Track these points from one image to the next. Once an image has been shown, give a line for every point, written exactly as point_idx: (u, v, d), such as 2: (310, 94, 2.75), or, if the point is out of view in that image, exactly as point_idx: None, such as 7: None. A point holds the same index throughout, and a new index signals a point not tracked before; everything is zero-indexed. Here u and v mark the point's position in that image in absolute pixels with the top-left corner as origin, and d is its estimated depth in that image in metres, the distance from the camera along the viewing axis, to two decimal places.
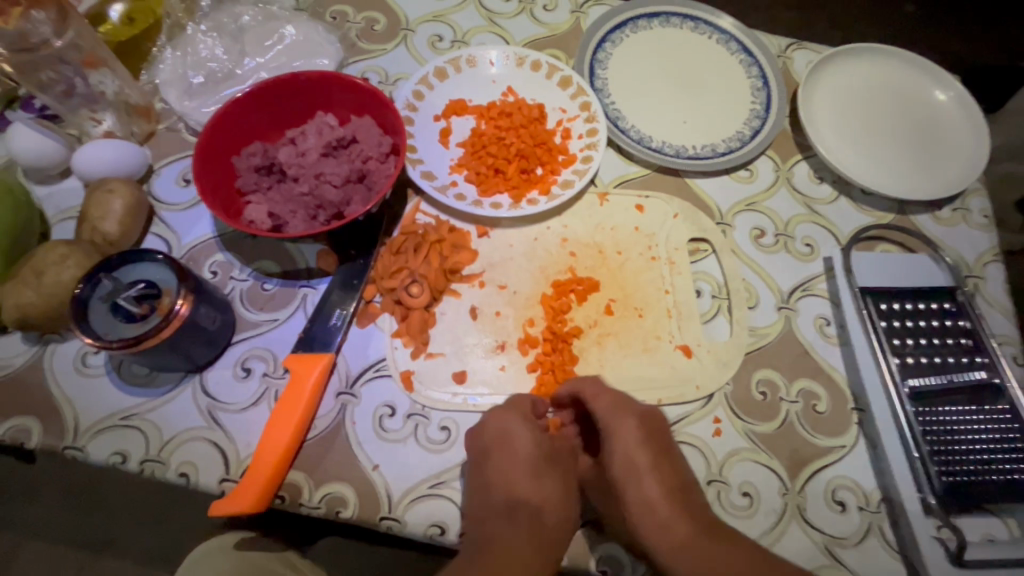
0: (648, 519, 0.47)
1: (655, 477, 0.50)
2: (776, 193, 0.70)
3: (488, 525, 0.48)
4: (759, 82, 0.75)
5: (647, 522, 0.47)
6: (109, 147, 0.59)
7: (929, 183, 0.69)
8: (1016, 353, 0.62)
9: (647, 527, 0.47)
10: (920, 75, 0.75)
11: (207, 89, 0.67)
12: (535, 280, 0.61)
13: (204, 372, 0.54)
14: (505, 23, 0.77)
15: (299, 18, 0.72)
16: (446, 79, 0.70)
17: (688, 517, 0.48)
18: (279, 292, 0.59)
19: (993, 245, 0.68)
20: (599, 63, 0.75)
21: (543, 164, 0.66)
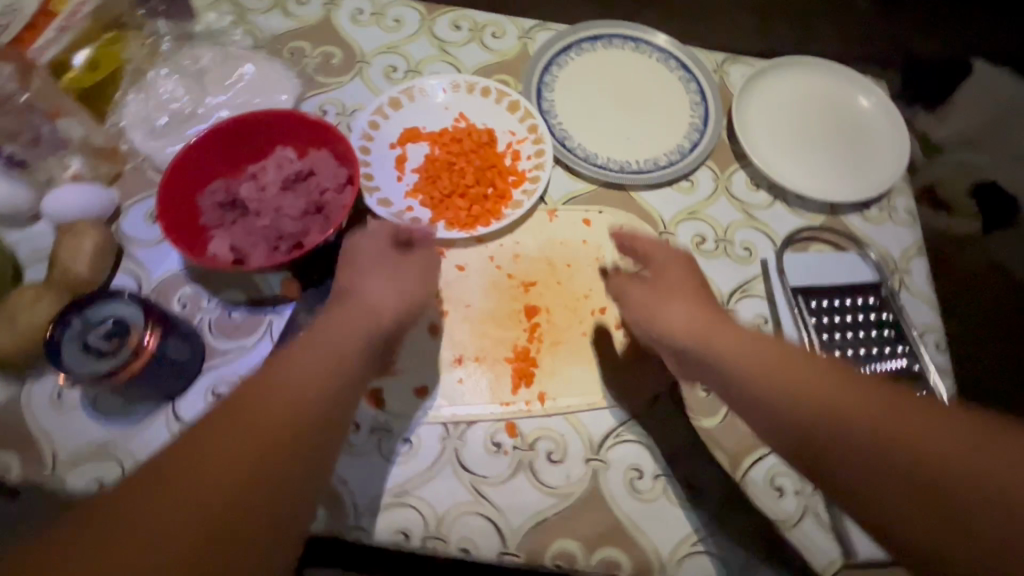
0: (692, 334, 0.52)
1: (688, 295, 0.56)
2: (716, 201, 0.75)
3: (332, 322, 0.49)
4: (696, 97, 0.80)
5: (685, 327, 0.52)
6: (78, 192, 0.63)
7: (855, 187, 0.74)
8: (939, 340, 0.66)
9: (682, 320, 0.53)
10: (848, 85, 0.80)
11: (171, 129, 0.70)
12: (490, 295, 0.65)
13: (176, 400, 0.57)
14: (456, 52, 0.81)
15: (258, 57, 0.76)
16: (400, 108, 0.74)
17: (739, 332, 0.50)
18: (246, 320, 0.62)
19: (916, 241, 0.73)
20: (546, 87, 0.79)
21: (494, 185, 0.69)
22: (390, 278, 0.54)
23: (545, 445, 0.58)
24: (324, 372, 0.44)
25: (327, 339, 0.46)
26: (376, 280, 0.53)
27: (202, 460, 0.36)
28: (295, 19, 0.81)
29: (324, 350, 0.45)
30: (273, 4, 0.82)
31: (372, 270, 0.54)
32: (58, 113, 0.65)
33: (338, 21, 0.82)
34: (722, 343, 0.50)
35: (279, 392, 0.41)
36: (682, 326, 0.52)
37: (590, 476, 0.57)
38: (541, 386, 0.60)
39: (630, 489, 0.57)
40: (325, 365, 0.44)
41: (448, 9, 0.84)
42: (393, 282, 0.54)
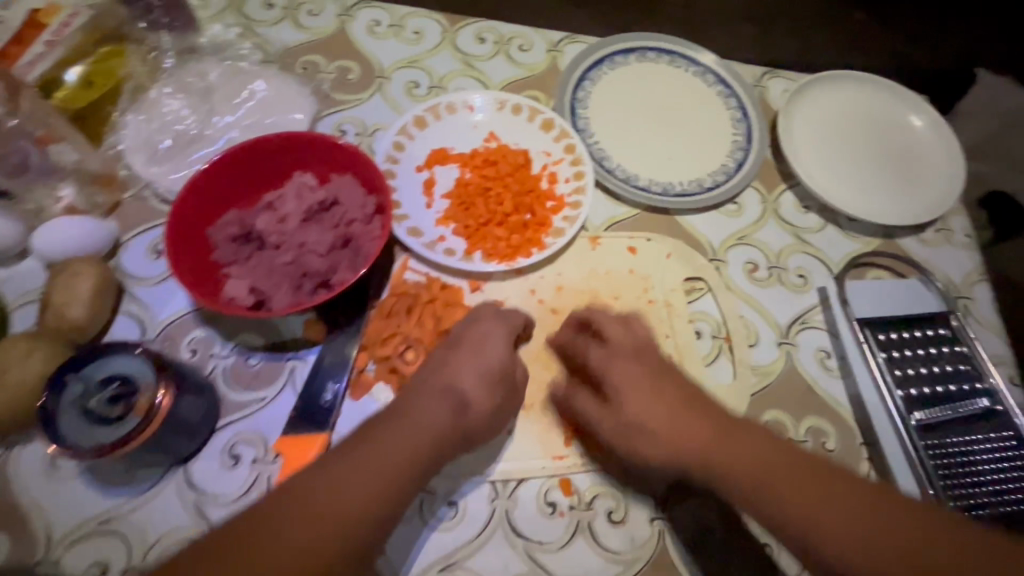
0: (652, 417, 0.46)
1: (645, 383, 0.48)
2: (764, 224, 0.70)
3: (420, 399, 0.46)
4: (738, 113, 0.75)
5: (644, 430, 0.46)
6: (74, 226, 0.56)
7: (912, 208, 0.69)
8: (1012, 374, 0.63)
9: (669, 432, 0.45)
10: (895, 101, 0.76)
11: (175, 153, 0.64)
12: (534, 333, 0.59)
13: (188, 464, 0.51)
14: (481, 66, 0.76)
15: (269, 73, 0.70)
16: (426, 127, 0.68)
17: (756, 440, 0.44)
18: (265, 367, 0.55)
19: (977, 265, 0.69)
20: (580, 102, 0.74)
21: (532, 211, 0.64)
22: (478, 366, 0.49)
23: (604, 503, 0.53)
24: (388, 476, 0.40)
25: (393, 438, 0.42)
26: (478, 369, 0.48)
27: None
28: (307, 31, 0.75)
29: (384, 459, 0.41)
30: (283, 15, 0.76)
31: (459, 362, 0.49)
32: (48, 138, 0.57)
33: (353, 33, 0.76)
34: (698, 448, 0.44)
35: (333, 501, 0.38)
36: (659, 432, 0.45)
37: (656, 538, 0.52)
38: (596, 437, 0.55)
39: (700, 551, 0.51)
40: (394, 466, 0.41)
41: (471, 20, 0.79)
42: (493, 386, 0.49)
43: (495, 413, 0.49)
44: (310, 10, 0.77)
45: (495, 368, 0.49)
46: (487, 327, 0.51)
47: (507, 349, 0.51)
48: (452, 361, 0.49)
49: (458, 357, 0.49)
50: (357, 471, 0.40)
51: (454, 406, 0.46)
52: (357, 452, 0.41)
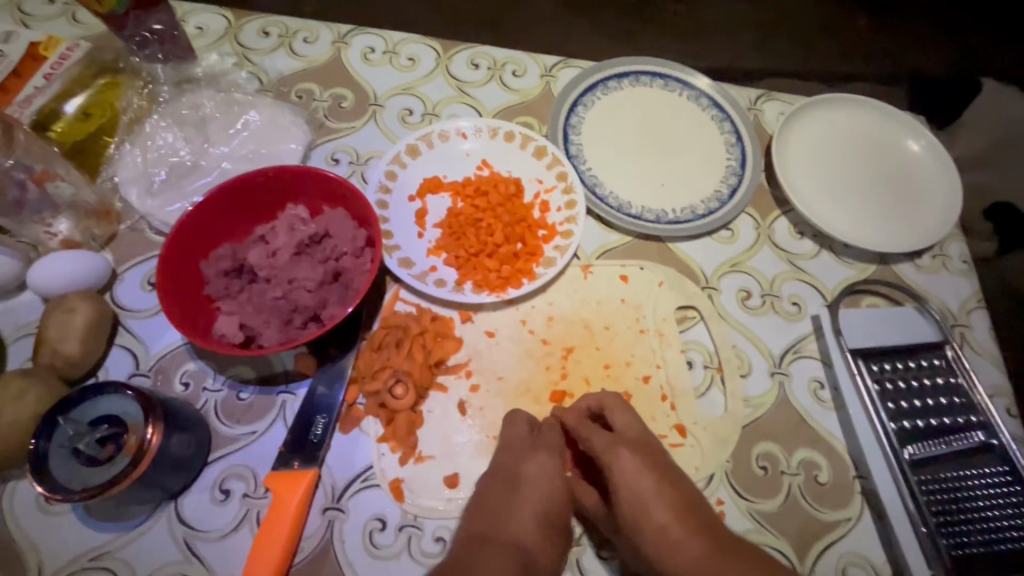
0: (640, 512, 0.50)
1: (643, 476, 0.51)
2: (758, 251, 0.69)
3: (485, 557, 0.48)
4: (732, 138, 0.75)
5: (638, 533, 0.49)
6: (68, 260, 0.57)
7: (908, 234, 0.69)
8: (1009, 404, 0.62)
9: (654, 523, 0.49)
10: (892, 125, 0.76)
11: (170, 185, 0.64)
12: (524, 364, 0.59)
13: (179, 498, 0.51)
14: (475, 92, 0.76)
15: (263, 102, 0.71)
16: (418, 156, 0.69)
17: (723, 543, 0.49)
18: (256, 401, 0.56)
19: (974, 291, 0.68)
20: (573, 128, 0.74)
21: (523, 241, 0.64)
22: (535, 513, 0.51)
23: (592, 537, 0.53)
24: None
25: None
26: (530, 514, 0.51)
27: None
28: (302, 59, 0.76)
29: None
30: (278, 44, 0.77)
31: (518, 508, 0.51)
32: (43, 177, 0.58)
33: (348, 61, 0.77)
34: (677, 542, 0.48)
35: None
36: (652, 531, 0.49)
37: None
38: None
39: None
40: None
41: (465, 46, 0.80)
42: (550, 525, 0.51)
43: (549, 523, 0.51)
44: (305, 38, 0.78)
45: (551, 507, 0.52)
46: (520, 456, 0.53)
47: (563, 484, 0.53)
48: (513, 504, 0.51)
49: (506, 498, 0.51)
50: None
51: (518, 557, 0.48)
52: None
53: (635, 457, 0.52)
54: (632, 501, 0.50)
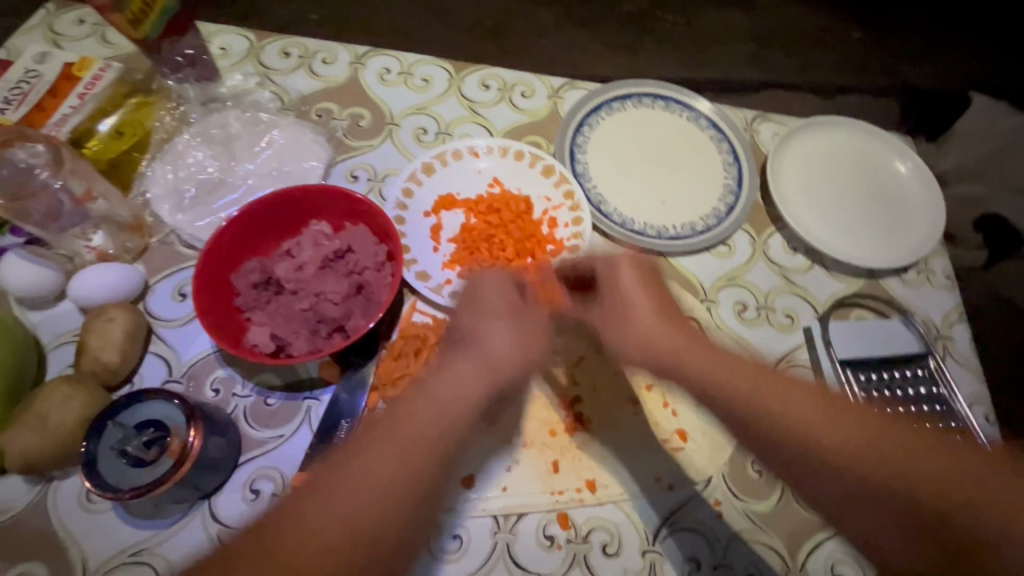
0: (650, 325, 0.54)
1: (647, 299, 0.56)
2: (754, 265, 0.74)
3: (450, 363, 0.53)
4: (729, 157, 0.79)
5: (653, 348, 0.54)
6: (105, 273, 0.60)
7: (894, 250, 0.73)
8: (988, 413, 0.66)
9: (670, 347, 0.53)
10: (880, 146, 0.80)
11: (199, 201, 0.68)
12: (534, 372, 0.63)
13: (212, 497, 0.54)
14: (486, 112, 0.80)
15: (285, 121, 0.75)
16: (433, 173, 0.73)
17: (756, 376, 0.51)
18: (283, 406, 0.59)
19: (956, 305, 0.73)
20: (579, 148, 0.78)
21: (533, 255, 0.68)
22: (514, 323, 0.56)
23: (599, 535, 0.56)
24: (400, 482, 0.45)
25: (445, 391, 0.50)
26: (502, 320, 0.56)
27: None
28: (322, 79, 0.80)
29: (421, 427, 0.48)
30: (298, 64, 0.81)
31: (494, 321, 0.55)
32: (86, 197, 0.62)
33: (365, 81, 0.81)
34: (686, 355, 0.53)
35: (364, 494, 0.44)
36: (660, 344, 0.53)
37: (647, 568, 0.55)
38: (591, 473, 0.58)
39: None
40: (407, 457, 0.46)
41: (476, 67, 0.83)
42: (519, 325, 0.56)
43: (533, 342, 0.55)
44: (324, 59, 0.81)
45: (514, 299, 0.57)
46: (476, 281, 0.59)
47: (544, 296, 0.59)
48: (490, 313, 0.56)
49: (467, 322, 0.57)
50: (365, 479, 0.45)
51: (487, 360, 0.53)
52: (370, 454, 0.46)
53: (633, 270, 0.58)
54: (621, 304, 0.56)
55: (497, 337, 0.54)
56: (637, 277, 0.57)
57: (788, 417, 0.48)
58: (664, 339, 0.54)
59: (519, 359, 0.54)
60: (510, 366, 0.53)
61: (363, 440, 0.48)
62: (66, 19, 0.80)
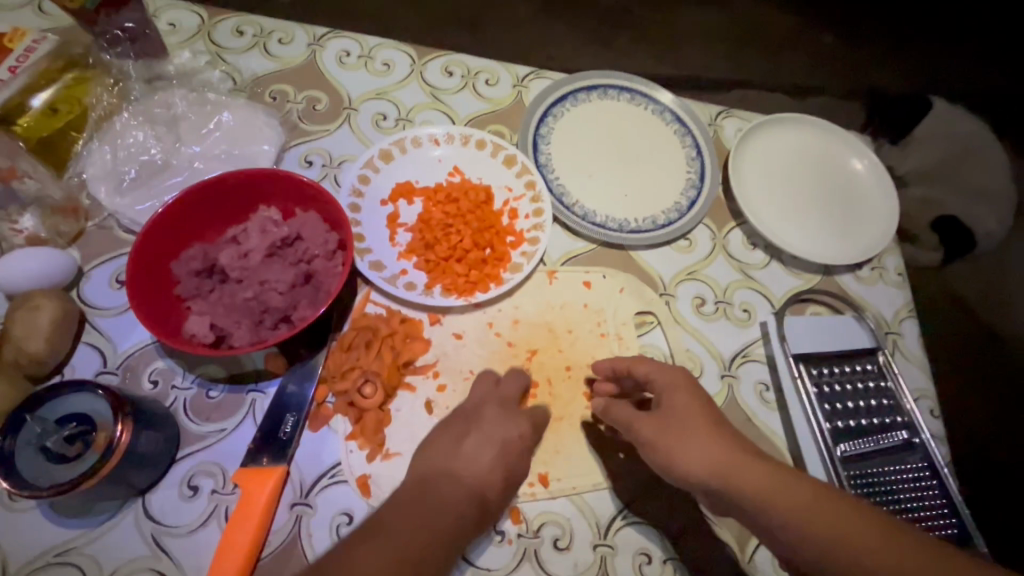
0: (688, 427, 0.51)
1: (699, 412, 0.52)
2: (714, 260, 0.74)
3: (441, 472, 0.50)
4: (692, 151, 0.79)
5: (693, 456, 0.49)
6: (32, 258, 0.56)
7: (849, 246, 0.74)
8: (932, 406, 0.67)
9: (698, 466, 0.49)
10: (840, 144, 0.81)
11: (140, 183, 0.65)
12: (490, 365, 0.62)
13: (147, 494, 0.52)
14: (448, 99, 0.78)
15: (236, 102, 0.71)
16: (391, 161, 0.71)
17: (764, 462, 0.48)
18: (226, 398, 0.57)
19: (906, 302, 0.74)
20: (543, 138, 0.77)
21: (492, 246, 0.67)
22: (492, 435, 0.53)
23: (550, 530, 0.56)
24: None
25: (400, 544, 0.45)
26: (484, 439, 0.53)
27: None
28: (276, 60, 0.77)
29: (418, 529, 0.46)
30: (252, 44, 0.77)
31: (466, 438, 0.53)
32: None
33: (323, 64, 0.78)
34: (701, 443, 0.49)
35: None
36: (703, 471, 0.48)
37: (598, 562, 0.55)
38: (544, 467, 0.58)
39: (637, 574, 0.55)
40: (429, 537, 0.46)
41: (440, 53, 0.81)
42: (505, 462, 0.53)
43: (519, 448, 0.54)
44: (280, 39, 0.78)
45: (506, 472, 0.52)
46: (482, 403, 0.56)
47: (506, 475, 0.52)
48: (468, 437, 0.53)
49: (458, 434, 0.53)
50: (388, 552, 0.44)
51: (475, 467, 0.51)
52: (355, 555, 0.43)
53: (688, 397, 0.53)
54: (674, 417, 0.52)
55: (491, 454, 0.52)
56: (688, 401, 0.52)
57: (787, 506, 0.45)
58: (722, 463, 0.48)
59: (501, 490, 0.52)
60: (483, 487, 0.50)
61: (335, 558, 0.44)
62: None
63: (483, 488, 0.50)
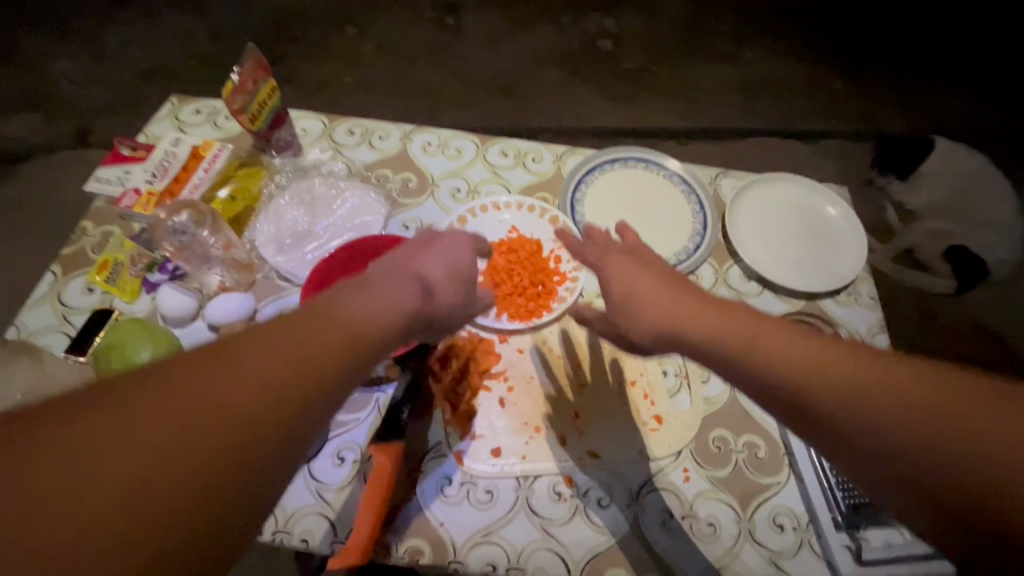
0: (625, 285, 0.68)
1: (645, 279, 0.68)
2: (717, 291, 0.94)
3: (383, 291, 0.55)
4: (696, 207, 1.01)
5: (636, 307, 0.65)
6: (232, 299, 0.83)
7: (827, 277, 0.93)
8: None
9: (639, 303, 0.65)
10: (818, 196, 1.01)
11: (294, 246, 0.91)
12: (546, 371, 0.83)
13: (310, 463, 0.74)
14: (505, 175, 1.03)
15: (354, 184, 0.98)
16: (466, 223, 0.95)
17: (711, 310, 0.60)
18: (359, 396, 0.79)
19: (879, 320, 0.92)
20: (578, 201, 1.00)
21: (543, 283, 0.89)
22: (447, 263, 0.66)
23: (595, 492, 0.75)
24: (313, 365, 0.42)
25: (366, 302, 0.51)
26: (445, 266, 0.65)
27: (43, 505, 0.30)
28: (379, 151, 1.04)
29: (371, 320, 0.50)
30: (361, 140, 1.05)
31: (423, 264, 0.64)
32: (229, 247, 0.86)
33: (412, 151, 1.04)
34: (640, 292, 0.66)
35: (241, 391, 0.37)
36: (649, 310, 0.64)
37: (632, 516, 0.74)
38: (589, 447, 0.77)
39: (663, 525, 0.73)
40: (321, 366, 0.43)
41: (498, 139, 1.07)
42: (458, 280, 0.66)
43: (453, 305, 0.65)
44: (380, 136, 1.05)
45: (461, 268, 0.67)
46: (454, 239, 0.69)
47: (453, 280, 0.65)
48: (422, 263, 0.64)
49: (404, 283, 0.58)
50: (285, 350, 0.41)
51: (426, 295, 0.59)
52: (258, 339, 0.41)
53: (631, 267, 0.70)
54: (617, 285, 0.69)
55: (438, 275, 0.64)
56: (632, 271, 0.69)
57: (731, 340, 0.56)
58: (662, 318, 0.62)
59: (448, 294, 0.64)
60: (416, 313, 0.57)
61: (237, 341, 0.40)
62: (187, 108, 1.05)
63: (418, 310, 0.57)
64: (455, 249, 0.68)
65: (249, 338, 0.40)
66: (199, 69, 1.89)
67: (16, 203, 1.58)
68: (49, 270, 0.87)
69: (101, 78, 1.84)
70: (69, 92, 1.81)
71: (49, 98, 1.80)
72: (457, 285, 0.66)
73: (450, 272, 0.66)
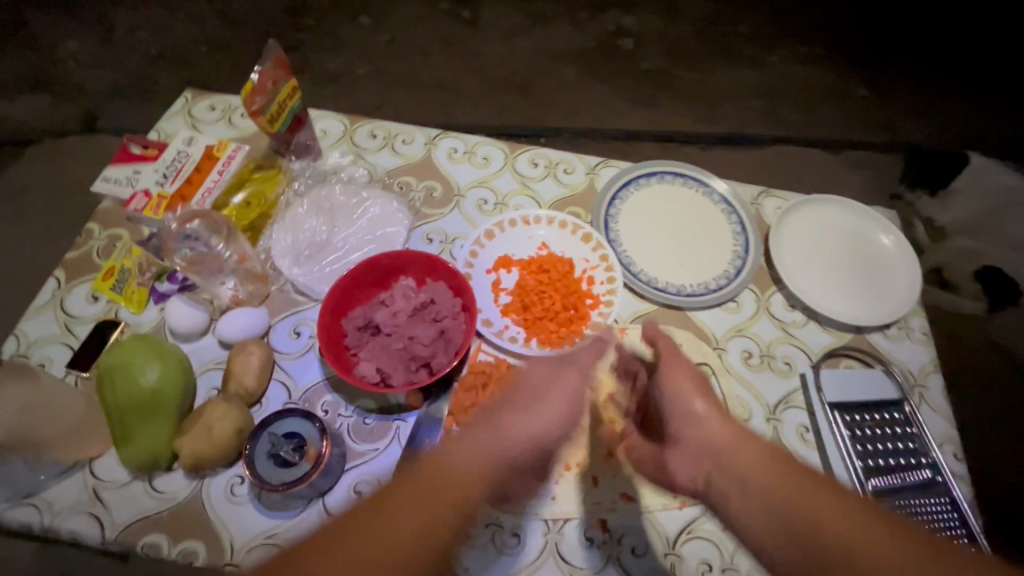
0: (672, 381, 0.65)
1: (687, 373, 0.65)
2: (758, 320, 0.88)
3: (483, 435, 0.63)
4: (738, 227, 0.94)
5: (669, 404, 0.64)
6: (243, 316, 0.78)
7: (876, 309, 0.88)
8: (956, 450, 0.79)
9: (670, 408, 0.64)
10: (867, 221, 0.95)
11: (311, 257, 0.85)
12: (578, 404, 0.77)
13: (325, 497, 0.69)
14: (535, 186, 0.97)
15: (376, 193, 0.93)
16: (494, 238, 0.89)
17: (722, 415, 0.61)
18: (377, 425, 0.75)
19: (932, 358, 0.86)
20: (612, 217, 0.94)
21: (576, 307, 0.83)
22: (525, 415, 0.65)
23: (630, 540, 0.70)
24: (419, 546, 0.54)
25: (483, 444, 0.63)
26: (506, 440, 0.64)
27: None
28: (402, 156, 0.98)
29: (485, 454, 0.62)
30: (383, 144, 0.99)
31: (483, 435, 0.64)
32: (243, 260, 0.80)
33: (436, 158, 0.98)
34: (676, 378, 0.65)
35: (376, 544, 0.53)
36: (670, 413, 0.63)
37: (668, 568, 0.69)
38: (624, 489, 0.72)
39: None
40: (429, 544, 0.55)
41: (528, 147, 1.01)
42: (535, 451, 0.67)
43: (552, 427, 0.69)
44: (403, 140, 1.00)
45: (532, 437, 0.65)
46: (545, 396, 0.68)
47: (533, 440, 0.66)
48: (499, 423, 0.66)
49: (490, 446, 0.63)
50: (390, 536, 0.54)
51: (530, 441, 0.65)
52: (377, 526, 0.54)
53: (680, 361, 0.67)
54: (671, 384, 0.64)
55: (533, 422, 0.67)
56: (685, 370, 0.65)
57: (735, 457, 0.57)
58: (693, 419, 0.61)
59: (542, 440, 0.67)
60: (509, 454, 0.63)
61: (387, 505, 0.56)
62: (200, 104, 1.00)
63: (532, 448, 0.66)
64: (536, 413, 0.66)
65: (380, 512, 0.55)
66: (209, 56, 1.82)
67: (19, 189, 1.53)
68: (52, 276, 0.82)
69: (109, 62, 1.79)
70: (76, 76, 1.76)
71: (56, 81, 1.74)
72: (537, 426, 0.66)
73: (533, 436, 0.65)
